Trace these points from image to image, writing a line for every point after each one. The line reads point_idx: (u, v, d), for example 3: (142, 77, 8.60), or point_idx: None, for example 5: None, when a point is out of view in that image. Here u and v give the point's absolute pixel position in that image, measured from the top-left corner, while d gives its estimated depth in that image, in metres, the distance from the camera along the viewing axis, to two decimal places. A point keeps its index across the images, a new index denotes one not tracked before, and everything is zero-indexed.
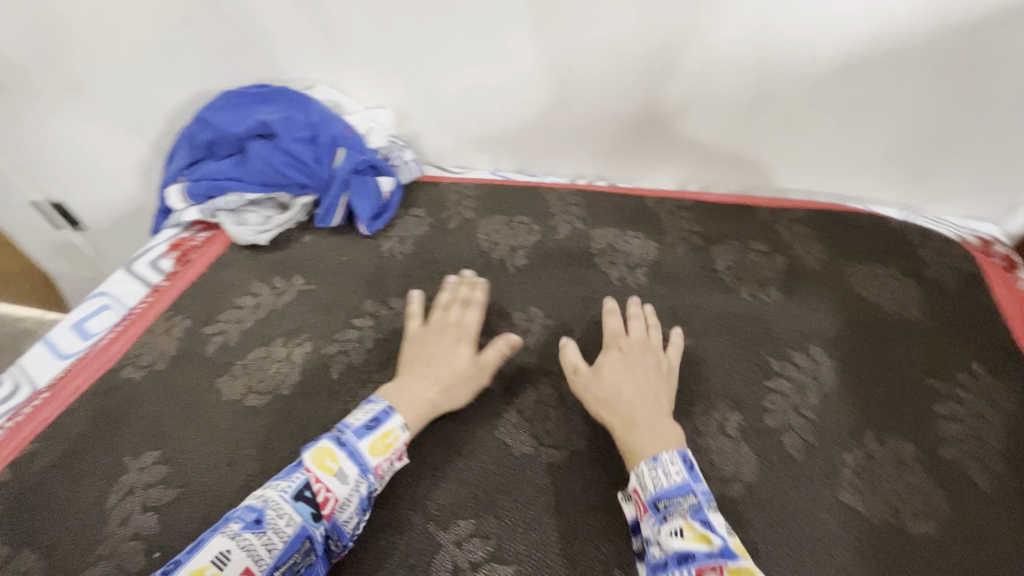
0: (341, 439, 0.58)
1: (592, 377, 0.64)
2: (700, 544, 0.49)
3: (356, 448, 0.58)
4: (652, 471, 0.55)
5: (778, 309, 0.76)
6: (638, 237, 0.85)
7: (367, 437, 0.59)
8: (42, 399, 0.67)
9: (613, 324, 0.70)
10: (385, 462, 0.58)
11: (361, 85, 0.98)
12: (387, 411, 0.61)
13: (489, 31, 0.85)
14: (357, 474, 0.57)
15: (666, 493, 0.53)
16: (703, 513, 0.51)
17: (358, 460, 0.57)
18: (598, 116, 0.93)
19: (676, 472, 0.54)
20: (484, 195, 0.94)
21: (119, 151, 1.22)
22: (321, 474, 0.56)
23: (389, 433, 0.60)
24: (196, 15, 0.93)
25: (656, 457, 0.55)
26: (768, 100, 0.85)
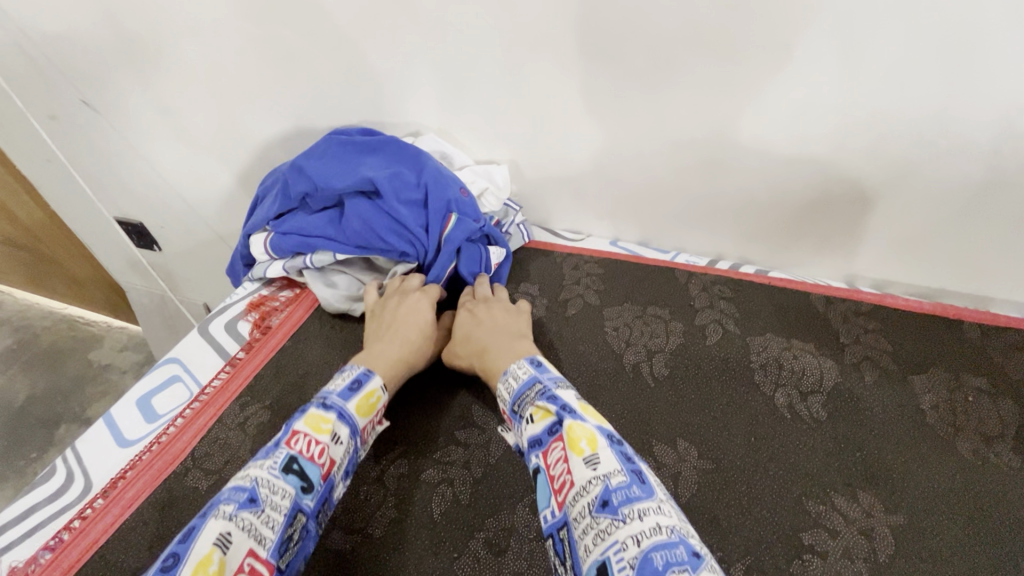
0: (327, 403, 0.52)
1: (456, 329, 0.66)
2: (545, 420, 0.47)
3: (344, 409, 0.53)
4: (504, 382, 0.55)
5: (1020, 483, 0.56)
6: (808, 351, 0.68)
7: (353, 398, 0.54)
8: (94, 509, 0.56)
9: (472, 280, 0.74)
10: (371, 424, 0.55)
11: (474, 135, 0.86)
12: (367, 371, 0.57)
13: (639, 87, 0.71)
14: (349, 436, 0.52)
15: (516, 395, 0.52)
16: (548, 392, 0.50)
17: (348, 421, 0.53)
18: (754, 192, 0.77)
19: (522, 371, 0.54)
20: (609, 276, 0.79)
21: (203, 180, 1.16)
22: (315, 437, 0.49)
23: (373, 393, 0.56)
24: (305, 51, 0.84)
25: (506, 370, 0.56)
26: (995, 193, 0.66)
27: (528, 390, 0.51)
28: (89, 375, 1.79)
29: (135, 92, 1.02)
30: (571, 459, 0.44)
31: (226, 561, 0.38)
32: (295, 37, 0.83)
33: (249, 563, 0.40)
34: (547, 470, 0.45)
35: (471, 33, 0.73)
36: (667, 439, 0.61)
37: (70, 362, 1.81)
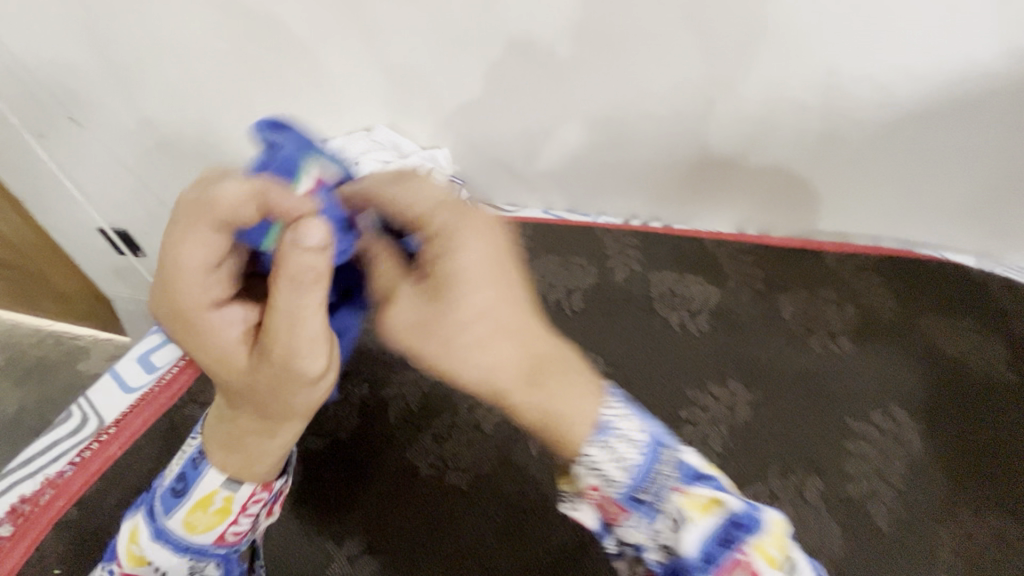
0: (150, 523, 0.46)
1: (435, 325, 0.41)
2: (711, 515, 0.39)
3: (167, 528, 0.46)
4: (606, 450, 0.40)
5: (855, 362, 0.71)
6: (698, 281, 0.83)
7: (177, 515, 0.45)
8: (110, 435, 0.69)
9: (477, 249, 0.40)
10: (229, 528, 0.47)
11: (419, 125, 1.00)
12: (194, 469, 0.45)
13: (549, 75, 0.86)
14: (180, 558, 0.46)
15: (640, 477, 0.41)
16: (679, 462, 0.41)
17: (178, 547, 0.46)
18: (654, 158, 0.93)
19: (629, 436, 0.41)
20: (537, 235, 0.92)
21: (182, 184, 1.27)
22: (133, 572, 0.47)
23: (205, 502, 0.45)
24: (268, 60, 0.97)
25: (604, 429, 0.40)
26: (834, 144, 0.82)
27: (663, 472, 0.40)
28: (79, 383, 1.87)
29: (118, 106, 1.14)
30: (763, 572, 0.38)
31: None
32: (258, 48, 0.96)
33: None
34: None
35: (409, 37, 0.87)
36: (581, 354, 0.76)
37: (60, 374, 1.87)
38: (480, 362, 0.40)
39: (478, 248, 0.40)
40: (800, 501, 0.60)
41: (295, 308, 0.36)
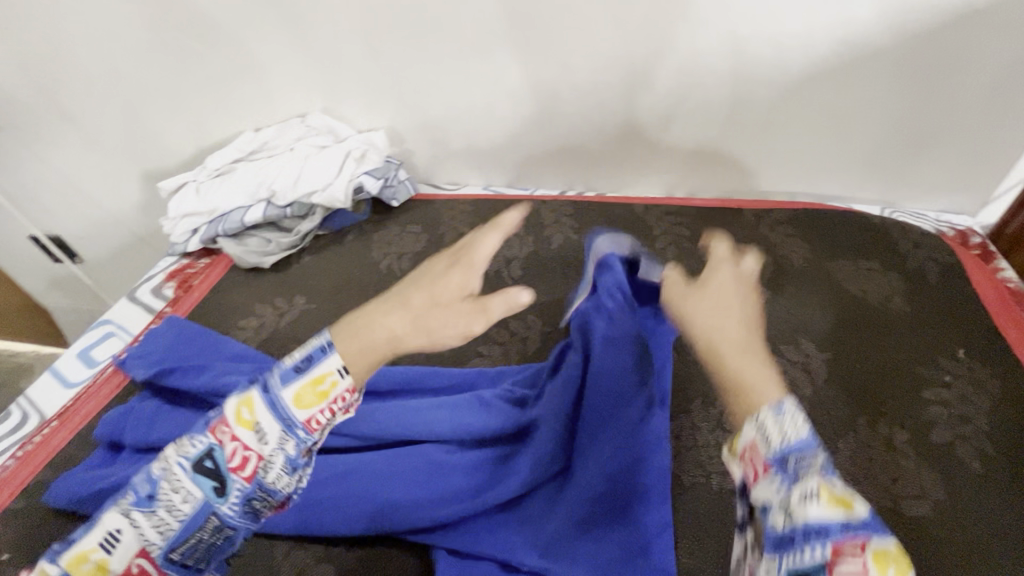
0: (264, 387, 0.46)
1: (684, 298, 0.46)
2: (837, 513, 0.32)
3: (279, 400, 0.47)
4: (774, 421, 0.36)
5: (769, 306, 0.78)
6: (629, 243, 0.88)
7: (293, 385, 0.47)
8: (52, 428, 0.71)
9: (729, 272, 0.46)
10: (318, 414, 0.48)
11: (355, 109, 1.01)
12: (322, 350, 0.47)
13: (476, 50, 0.89)
14: (279, 435, 0.47)
15: (794, 452, 0.34)
16: (836, 472, 0.34)
17: (280, 416, 0.47)
18: (583, 130, 0.97)
19: (799, 423, 0.36)
20: (477, 212, 0.97)
21: (113, 184, 1.22)
22: (234, 431, 0.46)
23: (322, 379, 0.47)
24: (195, 49, 0.97)
25: (782, 405, 0.36)
26: (746, 106, 0.88)
27: (819, 460, 0.34)
28: None
29: (37, 103, 1.10)
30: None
31: (107, 560, 0.45)
32: (184, 38, 0.96)
33: (136, 564, 0.46)
34: (828, 565, 0.31)
35: (334, 21, 0.90)
36: (520, 318, 0.80)
37: None
38: (697, 318, 0.43)
39: (738, 279, 0.45)
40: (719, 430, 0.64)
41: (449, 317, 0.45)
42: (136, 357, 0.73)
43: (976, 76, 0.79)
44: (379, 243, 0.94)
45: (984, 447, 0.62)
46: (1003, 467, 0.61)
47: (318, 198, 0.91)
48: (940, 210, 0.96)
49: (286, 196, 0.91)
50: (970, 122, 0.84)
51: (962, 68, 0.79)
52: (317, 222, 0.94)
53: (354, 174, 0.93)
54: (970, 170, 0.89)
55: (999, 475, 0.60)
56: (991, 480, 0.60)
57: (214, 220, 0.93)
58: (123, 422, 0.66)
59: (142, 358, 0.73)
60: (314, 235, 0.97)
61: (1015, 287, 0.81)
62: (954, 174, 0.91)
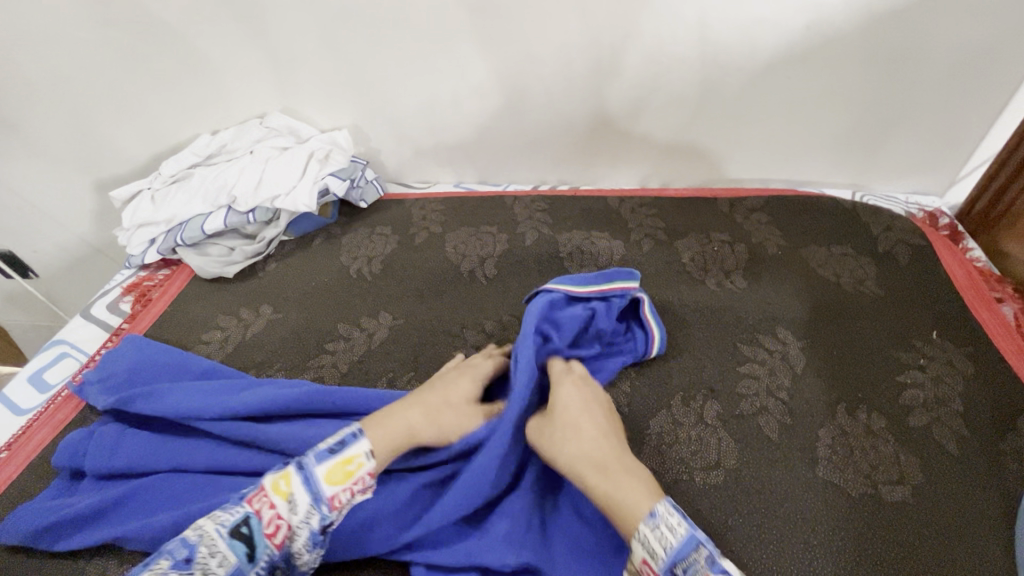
0: (302, 463, 0.49)
1: (540, 430, 0.55)
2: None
3: (312, 474, 0.48)
4: (654, 532, 0.46)
5: (746, 296, 0.77)
6: (604, 237, 0.86)
7: (327, 461, 0.49)
8: (1, 459, 0.67)
9: (572, 391, 0.58)
10: (344, 492, 0.49)
11: (316, 108, 0.98)
12: (353, 433, 0.52)
13: (439, 45, 0.86)
14: (309, 507, 0.48)
15: (679, 555, 0.45)
16: (721, 562, 0.44)
17: (311, 487, 0.48)
18: (554, 123, 0.95)
19: (675, 527, 0.46)
20: (448, 209, 0.94)
21: (62, 196, 1.14)
22: (271, 500, 0.47)
23: (352, 459, 0.50)
24: (142, 50, 0.92)
25: (653, 512, 0.46)
26: (715, 95, 0.87)
27: (700, 556, 0.44)
28: None
29: None
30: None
31: None
32: (129, 38, 0.91)
33: None
34: None
35: (290, 16, 0.86)
36: (495, 318, 0.78)
37: None
38: (562, 450, 0.53)
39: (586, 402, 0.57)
40: (701, 425, 0.63)
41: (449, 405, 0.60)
42: (94, 383, 0.69)
43: (939, 60, 0.80)
44: (348, 246, 0.91)
45: (958, 428, 0.63)
46: (977, 446, 0.61)
47: (282, 203, 0.87)
48: (908, 191, 0.97)
49: (248, 202, 0.87)
50: (935, 104, 0.85)
51: (925, 52, 0.79)
52: (282, 228, 0.90)
53: (319, 176, 0.90)
54: (935, 152, 0.90)
55: (975, 455, 0.61)
56: (966, 461, 0.60)
57: (172, 229, 0.89)
58: (80, 451, 0.62)
59: (101, 383, 0.68)
60: (280, 241, 0.93)
61: (982, 266, 0.82)
62: (921, 156, 0.91)
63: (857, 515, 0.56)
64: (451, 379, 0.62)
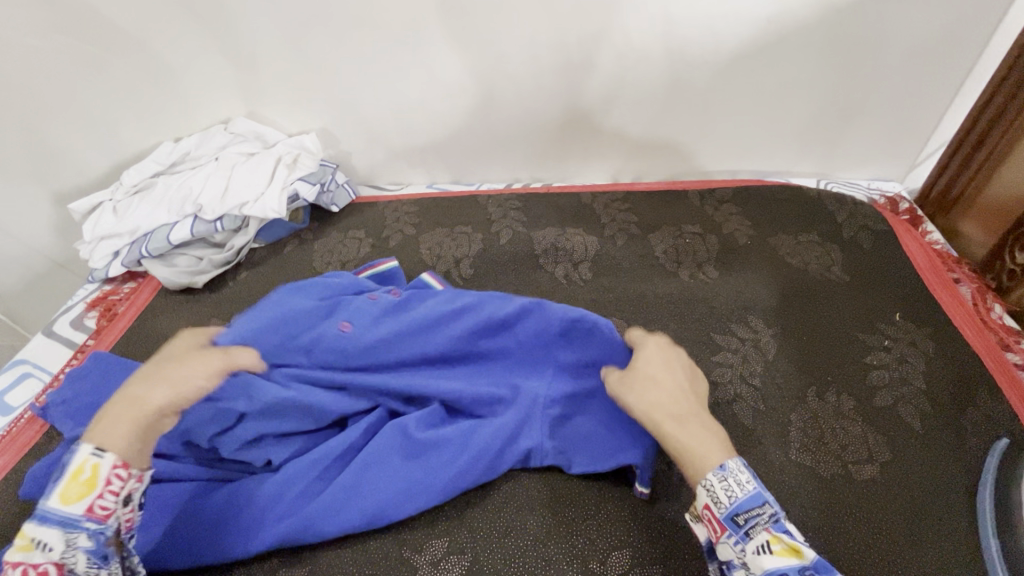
0: (37, 512, 0.46)
1: (622, 378, 0.54)
2: (792, 560, 0.42)
3: (47, 510, 0.44)
4: (722, 483, 0.45)
5: (716, 286, 0.79)
6: (578, 233, 0.87)
7: (56, 490, 0.45)
8: None
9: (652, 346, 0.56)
10: (98, 499, 0.45)
11: (282, 112, 0.96)
12: (70, 446, 0.46)
13: (405, 46, 0.86)
14: (62, 538, 0.44)
15: (743, 507, 0.44)
16: (784, 521, 0.45)
17: (55, 520, 0.44)
18: (524, 122, 0.95)
19: (746, 480, 0.45)
20: (422, 211, 0.94)
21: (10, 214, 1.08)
22: (20, 558, 0.44)
23: (79, 468, 0.45)
24: (96, 56, 0.89)
25: (724, 465, 0.46)
26: (681, 89, 0.88)
27: (763, 512, 0.44)
28: None
29: None
30: None
31: None
32: (81, 45, 0.88)
33: None
34: None
35: (249, 18, 0.85)
36: None
37: None
38: (636, 399, 0.51)
39: (661, 347, 0.56)
40: None
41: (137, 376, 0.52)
42: (60, 406, 0.66)
43: (892, 51, 0.83)
44: (320, 251, 0.90)
45: (920, 405, 0.65)
46: (940, 421, 0.64)
47: (251, 210, 0.85)
48: (870, 178, 1.00)
49: (215, 209, 0.85)
50: (894, 91, 0.87)
51: (881, 43, 0.82)
52: (251, 235, 0.88)
53: (287, 181, 0.88)
54: (893, 140, 0.94)
55: (938, 430, 0.63)
56: (930, 436, 0.63)
57: (136, 241, 0.86)
58: (51, 477, 0.59)
59: (66, 407, 0.65)
60: (250, 249, 0.91)
61: (941, 248, 0.85)
62: (880, 144, 0.94)
63: (828, 494, 0.58)
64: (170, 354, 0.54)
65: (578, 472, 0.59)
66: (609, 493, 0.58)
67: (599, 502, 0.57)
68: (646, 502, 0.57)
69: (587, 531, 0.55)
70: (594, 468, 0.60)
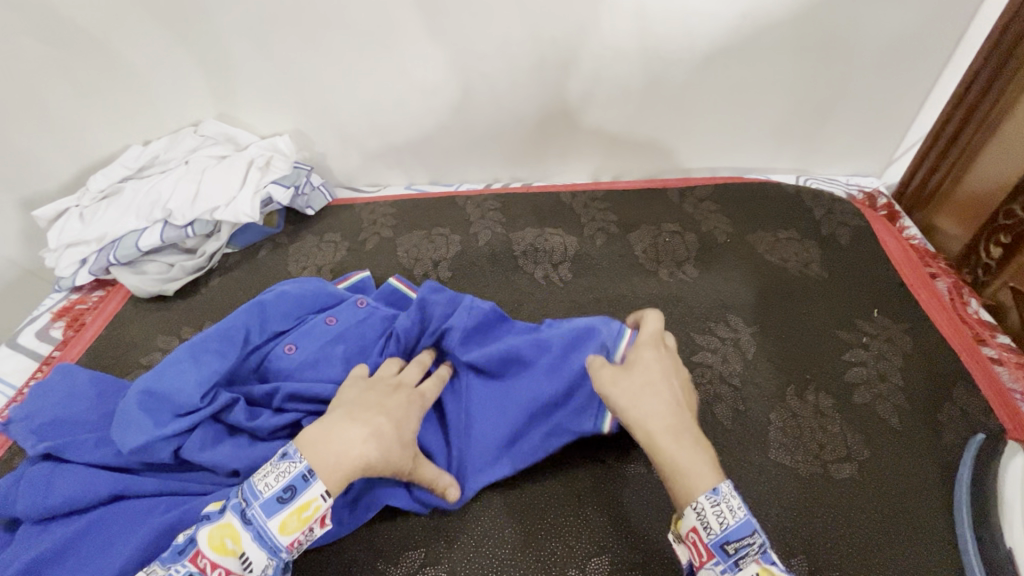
0: (245, 514, 0.45)
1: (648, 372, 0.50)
2: None
3: (263, 528, 0.45)
4: (715, 509, 0.44)
5: (695, 285, 0.78)
6: (557, 233, 0.86)
7: (279, 514, 0.45)
8: None
9: (650, 353, 0.52)
10: (302, 535, 0.47)
11: (255, 114, 0.94)
12: (305, 479, 0.46)
13: (379, 45, 0.84)
14: (263, 557, 0.46)
15: (733, 535, 0.43)
16: (769, 550, 0.44)
17: (264, 542, 0.45)
18: (502, 122, 0.94)
19: (738, 506, 0.44)
20: (400, 213, 0.92)
21: None
22: (216, 560, 0.44)
23: (307, 508, 0.46)
24: (54, 57, 0.86)
25: (716, 489, 0.44)
26: (659, 88, 0.88)
27: (752, 541, 0.43)
28: None
29: None
30: None
31: None
32: (39, 46, 0.84)
33: None
34: None
35: (218, 18, 0.82)
36: None
37: None
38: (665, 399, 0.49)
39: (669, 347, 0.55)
40: None
41: (372, 421, 0.50)
42: (22, 421, 0.62)
43: (867, 47, 0.83)
44: (295, 256, 0.88)
45: (898, 401, 0.65)
46: (917, 418, 0.64)
47: (223, 215, 0.83)
48: (848, 174, 1.00)
49: (185, 215, 0.83)
50: (870, 87, 0.87)
51: (856, 38, 0.82)
52: (223, 240, 0.86)
53: (259, 184, 0.86)
54: (870, 136, 0.94)
55: (915, 426, 0.63)
56: (907, 433, 0.63)
57: (104, 248, 0.84)
58: (10, 496, 0.57)
59: (27, 423, 0.62)
60: (222, 254, 0.89)
61: (917, 243, 0.86)
62: (857, 140, 0.95)
63: (807, 495, 0.58)
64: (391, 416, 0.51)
65: (557, 478, 0.59)
66: (587, 498, 0.57)
67: (576, 509, 0.56)
68: (624, 507, 0.56)
69: (566, 537, 0.54)
70: (573, 472, 0.59)
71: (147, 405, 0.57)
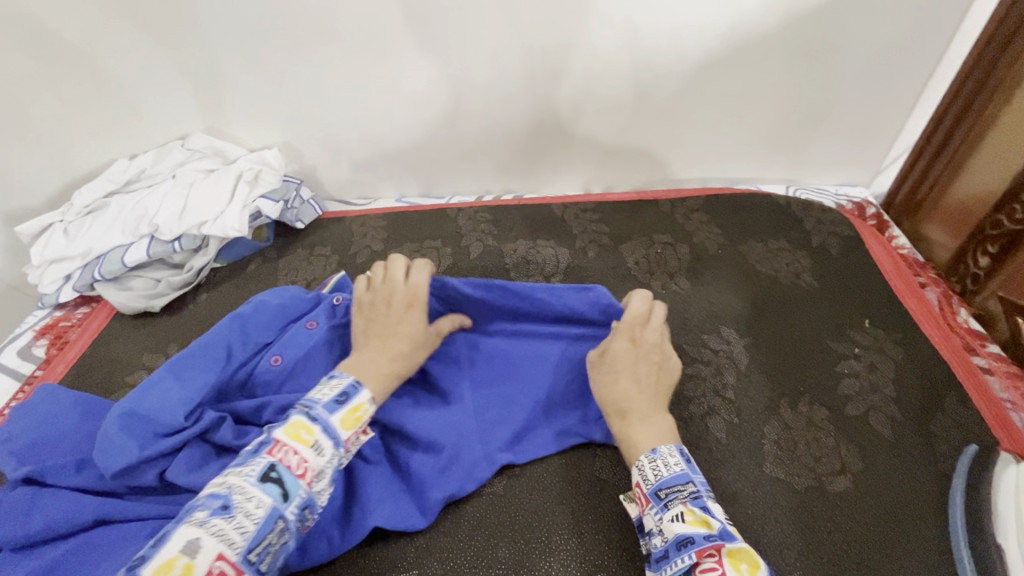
0: (311, 413, 0.49)
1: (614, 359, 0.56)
2: (700, 529, 0.44)
3: (329, 423, 0.49)
4: (652, 463, 0.49)
5: (689, 296, 0.78)
6: (549, 245, 0.86)
7: (338, 411, 0.50)
8: None
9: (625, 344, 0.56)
10: (357, 435, 0.51)
11: (245, 127, 0.94)
12: (355, 385, 0.52)
13: (368, 57, 0.84)
14: (331, 451, 0.49)
15: (665, 484, 0.47)
16: (705, 500, 0.46)
17: (331, 435, 0.49)
18: (494, 134, 0.94)
19: (675, 461, 0.49)
20: (391, 225, 0.92)
21: None
22: (293, 448, 0.47)
23: (360, 407, 0.51)
24: (38, 71, 0.85)
25: (655, 448, 0.50)
26: (649, 99, 0.88)
27: (682, 487, 0.47)
28: None
29: None
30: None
31: (194, 564, 0.40)
32: (24, 59, 0.83)
33: (217, 566, 0.41)
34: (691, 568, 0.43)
35: (206, 31, 0.82)
36: None
37: None
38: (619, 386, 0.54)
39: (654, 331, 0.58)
40: None
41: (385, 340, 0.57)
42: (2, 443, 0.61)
43: (854, 59, 0.84)
44: (285, 270, 0.87)
45: (892, 413, 0.65)
46: (912, 429, 0.64)
47: (210, 229, 0.82)
48: (837, 184, 1.01)
49: (172, 229, 0.82)
50: (857, 98, 0.88)
51: (842, 51, 0.83)
52: (211, 255, 0.85)
53: (248, 199, 0.85)
54: (858, 146, 0.95)
55: (910, 438, 0.63)
56: (903, 445, 0.63)
57: (89, 263, 0.82)
58: None
59: (8, 445, 0.60)
60: (211, 269, 0.87)
61: (906, 253, 0.87)
62: (845, 151, 0.96)
63: (804, 509, 0.57)
64: (396, 327, 0.58)
65: (553, 497, 0.58)
66: (584, 516, 0.56)
67: (572, 527, 0.56)
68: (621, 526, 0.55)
69: (562, 556, 0.54)
70: (569, 490, 0.58)
71: (129, 425, 0.56)
